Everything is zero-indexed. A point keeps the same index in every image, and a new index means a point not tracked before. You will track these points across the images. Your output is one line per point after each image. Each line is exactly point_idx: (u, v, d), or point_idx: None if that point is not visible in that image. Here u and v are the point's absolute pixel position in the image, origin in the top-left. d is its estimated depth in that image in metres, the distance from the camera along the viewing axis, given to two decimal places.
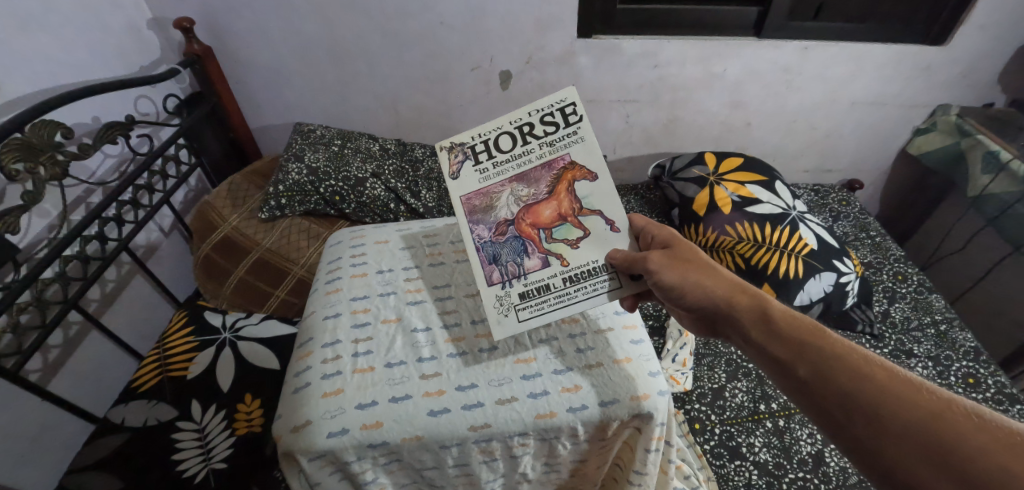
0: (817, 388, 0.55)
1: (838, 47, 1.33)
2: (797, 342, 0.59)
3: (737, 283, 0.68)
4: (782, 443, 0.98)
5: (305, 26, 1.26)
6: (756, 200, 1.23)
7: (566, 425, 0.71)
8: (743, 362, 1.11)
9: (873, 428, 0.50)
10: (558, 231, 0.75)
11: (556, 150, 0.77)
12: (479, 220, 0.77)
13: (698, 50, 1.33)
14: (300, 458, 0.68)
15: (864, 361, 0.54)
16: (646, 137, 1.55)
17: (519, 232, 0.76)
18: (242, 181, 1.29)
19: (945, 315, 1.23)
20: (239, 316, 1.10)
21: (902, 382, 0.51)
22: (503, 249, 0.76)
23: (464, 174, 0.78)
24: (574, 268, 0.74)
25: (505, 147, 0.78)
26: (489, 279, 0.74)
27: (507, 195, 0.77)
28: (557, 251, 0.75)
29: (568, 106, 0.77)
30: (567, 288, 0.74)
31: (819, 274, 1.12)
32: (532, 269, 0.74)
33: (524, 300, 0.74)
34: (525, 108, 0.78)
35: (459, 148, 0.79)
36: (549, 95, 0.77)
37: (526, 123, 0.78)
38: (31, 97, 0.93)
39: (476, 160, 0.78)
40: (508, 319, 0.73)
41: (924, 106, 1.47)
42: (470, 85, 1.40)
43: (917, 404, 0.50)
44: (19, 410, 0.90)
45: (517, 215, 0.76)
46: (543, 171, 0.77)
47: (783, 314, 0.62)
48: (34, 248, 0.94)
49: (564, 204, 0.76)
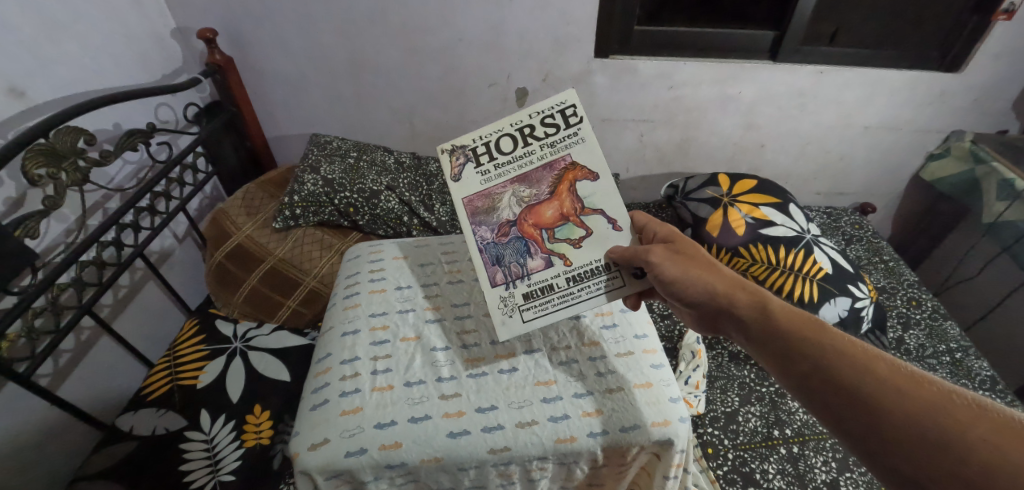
0: (818, 383, 0.54)
1: (852, 73, 1.34)
2: (797, 337, 0.58)
3: (736, 279, 0.67)
4: (796, 470, 0.96)
5: (326, 39, 1.28)
6: (770, 223, 1.23)
7: (585, 449, 0.70)
8: (756, 386, 1.10)
9: (874, 423, 0.49)
10: (561, 231, 0.76)
11: (558, 150, 0.77)
12: (481, 221, 0.77)
13: (713, 72, 1.34)
14: (317, 476, 0.67)
15: (864, 355, 0.53)
16: (659, 156, 1.55)
17: (522, 233, 0.76)
18: (258, 190, 1.29)
19: (960, 343, 1.21)
20: (250, 326, 1.10)
21: (904, 376, 0.50)
22: (506, 250, 0.76)
23: (466, 176, 0.78)
24: (577, 267, 0.75)
25: (507, 148, 0.78)
26: (494, 281, 0.75)
27: (509, 196, 0.77)
28: (560, 251, 0.75)
29: (568, 108, 0.77)
30: (571, 287, 0.75)
31: (833, 298, 1.11)
32: (534, 270, 0.75)
33: (527, 301, 0.75)
34: (526, 110, 0.78)
35: (460, 150, 0.78)
36: (549, 97, 0.77)
37: (527, 124, 0.78)
38: (56, 103, 0.94)
39: (477, 162, 0.78)
40: (512, 320, 0.74)
41: (937, 131, 1.47)
42: (485, 100, 1.41)
43: (920, 400, 0.48)
44: (28, 416, 0.90)
45: (519, 216, 0.77)
46: (544, 172, 0.77)
47: (783, 309, 0.61)
48: (50, 253, 0.94)
49: (566, 203, 0.76)
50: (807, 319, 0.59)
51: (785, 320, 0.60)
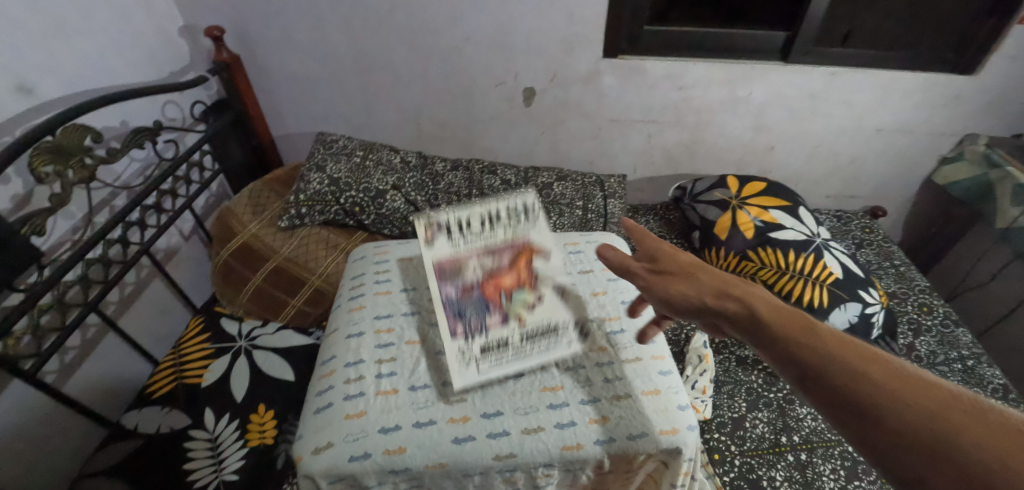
0: (803, 385, 0.46)
1: (864, 75, 1.32)
2: (780, 332, 0.51)
3: (723, 282, 0.61)
4: (804, 477, 0.95)
5: (333, 38, 1.27)
6: (779, 226, 1.22)
7: (592, 457, 0.70)
8: (763, 392, 1.08)
9: (869, 431, 0.41)
10: (516, 296, 0.79)
11: (519, 230, 0.84)
12: (448, 280, 0.77)
13: (723, 73, 1.33)
14: (320, 480, 0.67)
15: (856, 354, 0.45)
16: (668, 157, 1.54)
17: (483, 293, 0.77)
18: (264, 188, 1.29)
19: (972, 351, 1.19)
20: (255, 325, 1.10)
21: (903, 380, 0.42)
22: (468, 305, 0.76)
23: (438, 245, 0.80)
24: (531, 328, 0.76)
25: (477, 227, 0.82)
26: (452, 331, 0.74)
27: (475, 263, 0.80)
28: (516, 313, 0.76)
29: (528, 204, 0.86)
30: (525, 346, 0.75)
31: (844, 304, 1.09)
32: (492, 325, 0.75)
33: (485, 354, 0.73)
34: (495, 201, 0.85)
35: (435, 224, 0.82)
36: (512, 194, 0.86)
37: (494, 212, 0.84)
38: (63, 100, 0.94)
39: (450, 235, 0.81)
40: (469, 369, 0.72)
41: (950, 134, 1.44)
42: (492, 100, 1.40)
43: (920, 406, 0.40)
44: (33, 412, 0.90)
45: (482, 279, 0.79)
46: (506, 248, 0.82)
47: (769, 306, 0.54)
48: (56, 250, 0.94)
49: (522, 275, 0.81)
50: (798, 318, 0.51)
51: (771, 317, 0.52)
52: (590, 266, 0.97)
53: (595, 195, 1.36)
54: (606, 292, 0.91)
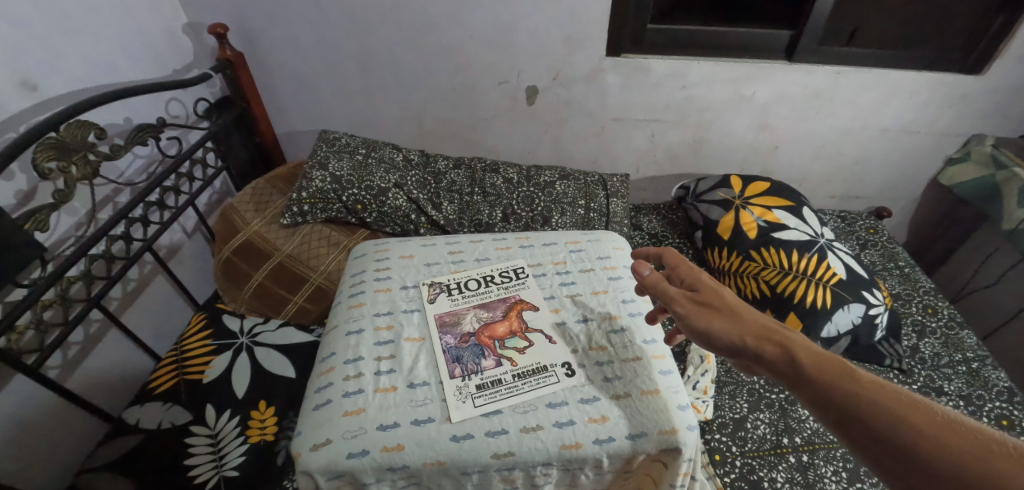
0: (852, 433, 0.51)
1: (870, 74, 1.31)
2: (822, 375, 0.55)
3: (760, 320, 0.65)
4: (806, 479, 0.95)
5: (336, 36, 1.27)
6: (783, 226, 1.21)
7: (591, 456, 0.70)
8: (765, 393, 1.08)
9: (918, 474, 0.46)
10: (509, 342, 0.82)
11: (510, 289, 0.91)
12: (447, 331, 0.83)
13: (727, 72, 1.32)
14: (319, 477, 0.67)
15: (893, 399, 0.50)
16: (671, 157, 1.53)
17: (479, 341, 0.81)
18: (267, 185, 1.29)
19: (977, 353, 1.18)
20: (257, 322, 1.10)
21: (939, 424, 0.47)
22: (465, 352, 0.79)
23: (438, 300, 0.88)
24: (524, 367, 0.78)
25: (473, 287, 0.91)
26: (450, 373, 0.76)
27: (471, 316, 0.86)
28: (509, 355, 0.79)
29: (520, 269, 0.95)
30: (518, 383, 0.76)
31: (847, 305, 1.09)
32: (487, 368, 0.77)
33: (480, 390, 0.74)
34: (490, 267, 0.95)
35: (437, 285, 0.91)
36: (507, 262, 0.97)
37: (489, 274, 0.94)
38: (67, 97, 0.94)
39: (449, 293, 0.90)
40: (464, 402, 0.72)
41: (957, 135, 1.43)
42: (495, 99, 1.40)
43: (957, 447, 0.45)
44: (36, 407, 0.90)
45: (477, 329, 0.83)
46: (499, 303, 0.88)
47: (808, 350, 0.58)
48: (60, 246, 0.94)
49: (516, 323, 0.84)
50: (833, 362, 0.56)
51: (813, 364, 0.56)
52: (591, 265, 0.96)
53: (597, 195, 1.35)
54: (606, 291, 0.91)
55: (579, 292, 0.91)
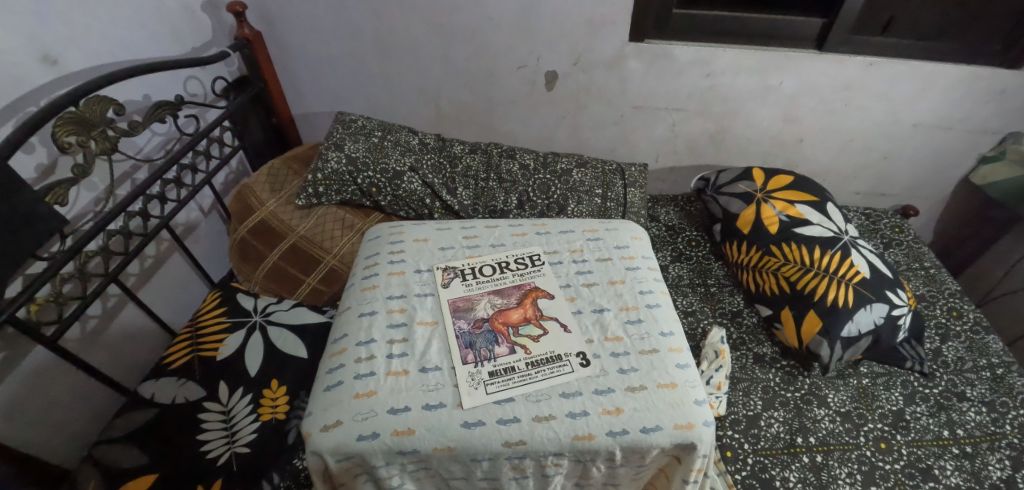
0: None
1: (904, 66, 1.26)
2: None
3: None
4: (819, 480, 0.93)
5: (354, 16, 1.26)
6: (805, 222, 1.19)
7: (603, 448, 0.69)
8: (780, 391, 1.06)
9: None
10: (523, 329, 0.81)
11: (525, 276, 0.90)
12: (460, 316, 0.82)
13: (754, 61, 1.28)
14: (328, 458, 0.67)
15: None
16: (691, 147, 1.50)
17: (492, 327, 0.81)
18: (282, 165, 1.28)
19: (1003, 359, 1.14)
20: (271, 301, 1.11)
21: None
22: (478, 338, 0.79)
23: (453, 285, 0.87)
24: (536, 356, 0.77)
25: (488, 272, 0.90)
26: (463, 359, 0.75)
27: (485, 302, 0.85)
28: (522, 343, 0.79)
29: (535, 256, 0.94)
30: (530, 371, 0.75)
31: (869, 304, 1.05)
32: (500, 354, 0.77)
33: (492, 377, 0.74)
34: (506, 253, 0.94)
35: (451, 269, 0.90)
36: (522, 249, 0.95)
37: (505, 261, 0.93)
38: (88, 72, 0.95)
39: (463, 278, 0.89)
40: (476, 390, 0.72)
41: (992, 131, 1.37)
42: (514, 83, 1.38)
43: None
44: (56, 378, 0.92)
45: (491, 315, 0.82)
46: (513, 289, 0.87)
47: None
48: (80, 220, 0.95)
49: (529, 311, 0.83)
50: None
51: None
52: (608, 254, 0.95)
53: (614, 184, 1.33)
54: (623, 281, 0.89)
55: (595, 282, 0.89)
